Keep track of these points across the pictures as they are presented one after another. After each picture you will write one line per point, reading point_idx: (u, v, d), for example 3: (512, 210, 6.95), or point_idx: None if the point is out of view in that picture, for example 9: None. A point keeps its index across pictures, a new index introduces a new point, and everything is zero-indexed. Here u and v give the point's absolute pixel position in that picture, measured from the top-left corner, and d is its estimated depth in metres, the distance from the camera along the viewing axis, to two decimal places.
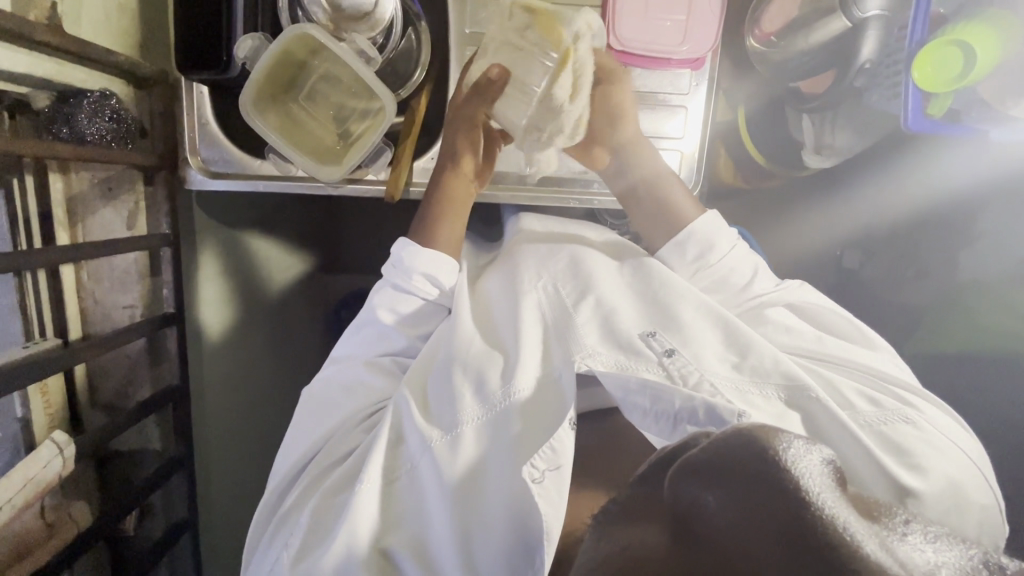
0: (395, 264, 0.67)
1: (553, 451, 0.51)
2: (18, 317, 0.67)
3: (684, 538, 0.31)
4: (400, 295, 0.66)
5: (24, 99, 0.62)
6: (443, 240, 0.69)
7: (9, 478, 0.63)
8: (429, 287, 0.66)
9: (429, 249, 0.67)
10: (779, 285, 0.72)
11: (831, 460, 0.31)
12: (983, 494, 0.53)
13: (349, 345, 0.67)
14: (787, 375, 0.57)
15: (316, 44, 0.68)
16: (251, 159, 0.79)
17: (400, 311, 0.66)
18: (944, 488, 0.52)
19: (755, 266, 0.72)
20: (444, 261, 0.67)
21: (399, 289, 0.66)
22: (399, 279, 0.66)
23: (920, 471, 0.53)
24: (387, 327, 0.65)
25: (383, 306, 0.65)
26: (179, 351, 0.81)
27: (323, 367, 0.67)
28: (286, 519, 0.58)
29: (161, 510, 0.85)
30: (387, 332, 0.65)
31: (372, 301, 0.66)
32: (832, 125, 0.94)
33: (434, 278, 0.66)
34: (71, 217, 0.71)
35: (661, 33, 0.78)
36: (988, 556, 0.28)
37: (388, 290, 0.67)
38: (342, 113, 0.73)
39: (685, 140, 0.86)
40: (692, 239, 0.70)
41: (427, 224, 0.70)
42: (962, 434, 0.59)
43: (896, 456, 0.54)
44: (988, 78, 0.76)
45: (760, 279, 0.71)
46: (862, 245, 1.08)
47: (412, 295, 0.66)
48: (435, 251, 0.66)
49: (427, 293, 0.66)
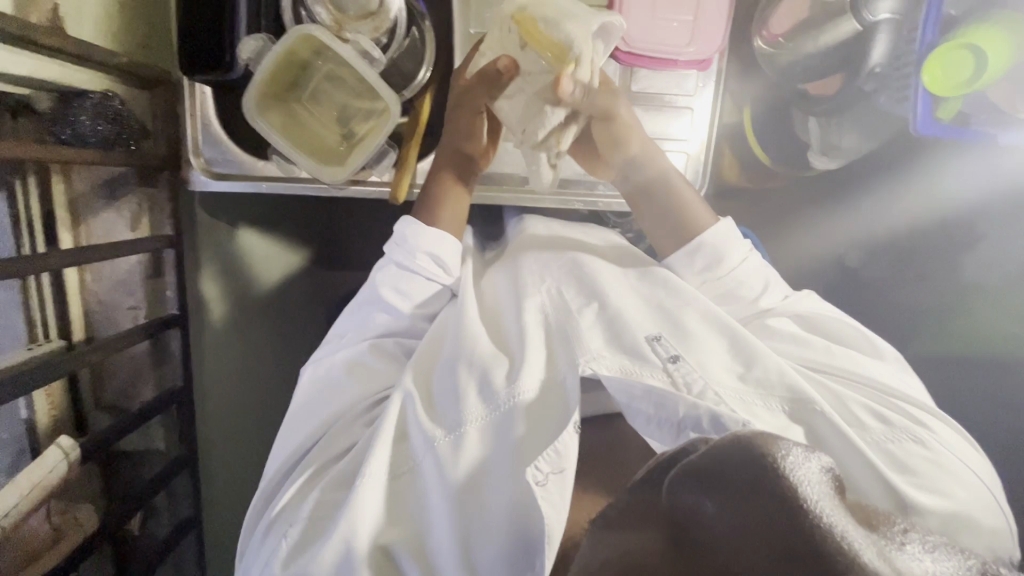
0: (399, 242, 0.66)
1: (556, 453, 0.50)
2: (23, 318, 0.68)
3: (682, 545, 0.31)
4: (403, 274, 0.65)
5: (26, 99, 0.61)
6: (445, 218, 0.69)
7: (14, 483, 0.63)
8: (433, 267, 0.66)
9: (433, 227, 0.66)
10: (786, 298, 0.71)
11: (830, 468, 0.30)
12: (991, 517, 0.53)
13: (349, 321, 0.67)
14: (791, 388, 0.56)
15: (320, 43, 0.67)
16: (256, 161, 0.78)
17: (403, 290, 0.65)
18: (950, 510, 0.51)
19: (766, 279, 0.71)
20: (448, 241, 0.67)
21: (403, 267, 0.66)
22: (404, 257, 0.66)
23: (928, 490, 0.53)
24: (391, 307, 0.65)
25: (387, 285, 0.65)
26: (182, 351, 0.82)
27: (318, 350, 0.66)
28: (281, 511, 0.57)
29: (166, 509, 0.85)
30: (392, 313, 0.65)
31: (376, 279, 0.66)
32: (839, 128, 0.92)
33: (439, 257, 0.66)
34: (74, 218, 0.70)
35: (667, 34, 0.77)
36: (986, 567, 0.27)
37: (391, 268, 0.66)
38: (347, 112, 0.73)
39: (691, 141, 0.85)
40: (703, 249, 0.69)
41: (430, 205, 0.69)
42: (969, 452, 0.59)
43: (903, 475, 0.54)
44: (999, 82, 0.75)
45: (768, 293, 0.70)
46: (864, 245, 1.09)
47: (416, 274, 0.66)
48: (440, 231, 0.66)
49: (431, 272, 0.66)
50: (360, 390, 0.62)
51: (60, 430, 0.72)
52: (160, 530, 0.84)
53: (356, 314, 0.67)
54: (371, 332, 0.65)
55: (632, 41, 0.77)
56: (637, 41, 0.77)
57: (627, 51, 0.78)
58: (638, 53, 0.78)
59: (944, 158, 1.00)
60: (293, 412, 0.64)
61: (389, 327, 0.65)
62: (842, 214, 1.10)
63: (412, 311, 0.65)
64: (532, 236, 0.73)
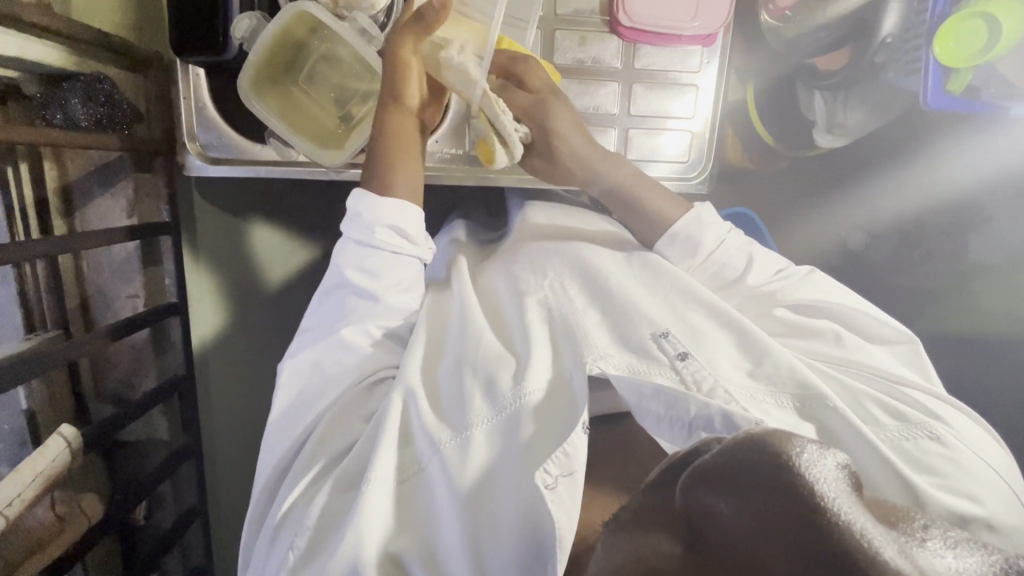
0: (354, 218, 0.63)
1: (566, 456, 0.50)
2: (19, 308, 0.67)
3: (700, 548, 0.30)
4: (364, 250, 0.62)
5: (14, 84, 0.61)
6: (400, 184, 0.64)
7: (17, 473, 0.62)
8: (394, 239, 0.62)
9: (387, 199, 0.62)
10: (780, 273, 0.70)
11: (846, 464, 0.30)
12: (1011, 507, 0.53)
13: (318, 313, 0.64)
14: (802, 383, 0.56)
15: (316, 22, 0.65)
16: (251, 144, 0.75)
17: (368, 269, 0.62)
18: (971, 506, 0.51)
19: (751, 255, 0.69)
20: (408, 209, 0.63)
21: (362, 244, 0.62)
22: (362, 234, 0.62)
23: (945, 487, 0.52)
24: (360, 289, 0.62)
25: (350, 266, 0.62)
26: (182, 337, 0.81)
27: (294, 341, 0.64)
28: (283, 518, 0.56)
29: (171, 499, 0.85)
30: (364, 296, 0.62)
31: (338, 262, 0.63)
32: (845, 103, 0.90)
33: (401, 230, 0.63)
34: (68, 206, 0.70)
35: (672, 8, 0.76)
36: (1010, 563, 0.27)
37: (352, 247, 0.63)
38: (343, 95, 0.70)
39: (695, 120, 0.83)
40: (678, 236, 0.69)
41: (379, 172, 0.63)
42: (984, 443, 0.59)
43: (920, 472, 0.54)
44: (1010, 52, 0.73)
45: (756, 270, 0.69)
46: (869, 229, 1.08)
47: (378, 250, 0.62)
48: (399, 201, 0.63)
49: (395, 246, 0.62)
50: (352, 390, 0.61)
51: (63, 420, 0.73)
52: (165, 521, 0.85)
53: (323, 304, 0.64)
54: (344, 317, 0.62)
55: (635, 17, 0.76)
56: (641, 15, 0.76)
57: (631, 26, 0.76)
58: (641, 28, 0.76)
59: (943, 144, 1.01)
60: (279, 408, 0.62)
61: (364, 310, 0.62)
62: (848, 202, 1.08)
63: (386, 292, 0.62)
64: (534, 226, 0.73)
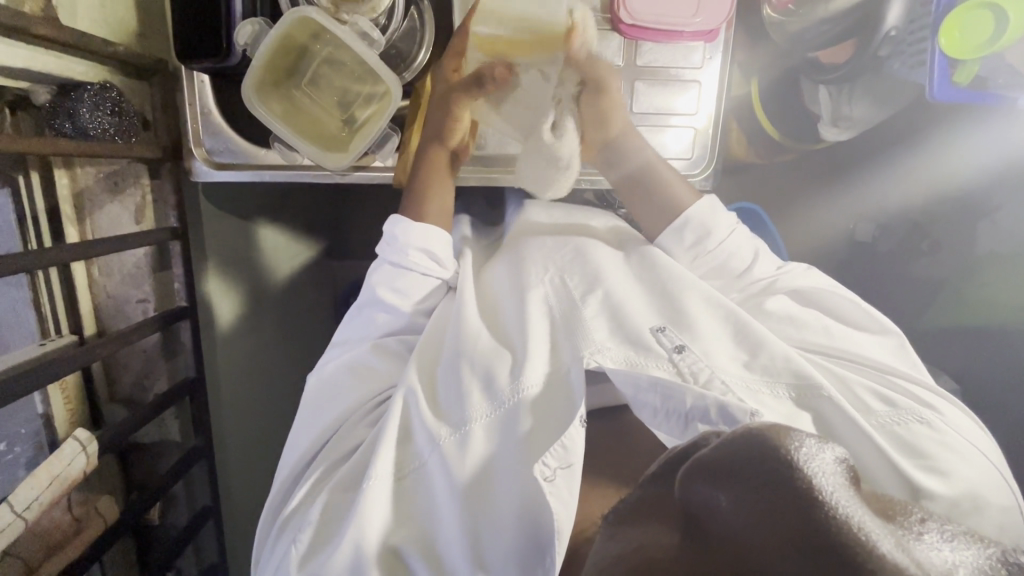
0: (390, 241, 0.66)
1: (564, 449, 0.50)
2: (33, 311, 0.68)
3: (699, 541, 0.30)
4: (397, 271, 0.65)
5: (25, 94, 0.63)
6: (434, 213, 0.68)
7: (35, 476, 0.63)
8: (427, 262, 0.65)
9: (424, 225, 0.66)
10: (781, 268, 0.71)
11: (844, 458, 0.30)
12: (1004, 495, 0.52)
13: (349, 328, 0.66)
14: (797, 373, 0.56)
15: (317, 27, 0.65)
16: (257, 150, 0.78)
17: (400, 288, 0.64)
18: (963, 491, 0.51)
19: (756, 250, 0.70)
20: (438, 235, 0.66)
21: (396, 265, 0.65)
22: (396, 256, 0.65)
23: (938, 472, 0.52)
24: (391, 306, 0.64)
25: (383, 285, 0.64)
26: (191, 338, 0.79)
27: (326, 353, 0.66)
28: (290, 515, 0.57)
29: (184, 500, 0.86)
30: (393, 312, 0.64)
31: (372, 280, 0.65)
32: (848, 98, 0.91)
33: (431, 253, 0.66)
34: (78, 213, 0.72)
35: (672, 5, 0.75)
36: (1006, 555, 0.27)
37: (386, 267, 0.66)
38: (346, 97, 0.71)
39: (698, 116, 0.83)
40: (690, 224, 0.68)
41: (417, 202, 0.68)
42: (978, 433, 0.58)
43: (912, 458, 0.53)
44: (1018, 42, 0.72)
45: (760, 262, 0.70)
46: (876, 219, 1.06)
47: (410, 271, 0.65)
48: (429, 226, 0.66)
49: (426, 268, 0.65)
50: (361, 390, 0.62)
51: (77, 423, 0.74)
52: (179, 519, 0.86)
53: (356, 319, 0.66)
54: (377, 331, 0.64)
55: (636, 14, 0.75)
56: (642, 13, 0.75)
57: (631, 23, 0.76)
58: (642, 25, 0.76)
59: (951, 135, 1.00)
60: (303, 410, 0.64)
61: (390, 326, 0.64)
62: (853, 193, 1.08)
63: (414, 310, 0.65)
64: (533, 223, 0.73)
